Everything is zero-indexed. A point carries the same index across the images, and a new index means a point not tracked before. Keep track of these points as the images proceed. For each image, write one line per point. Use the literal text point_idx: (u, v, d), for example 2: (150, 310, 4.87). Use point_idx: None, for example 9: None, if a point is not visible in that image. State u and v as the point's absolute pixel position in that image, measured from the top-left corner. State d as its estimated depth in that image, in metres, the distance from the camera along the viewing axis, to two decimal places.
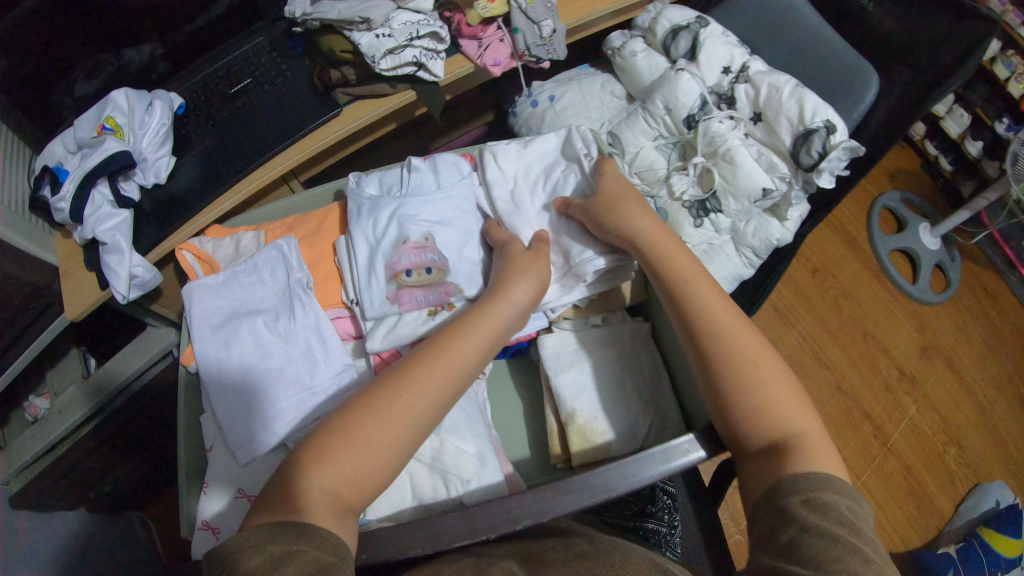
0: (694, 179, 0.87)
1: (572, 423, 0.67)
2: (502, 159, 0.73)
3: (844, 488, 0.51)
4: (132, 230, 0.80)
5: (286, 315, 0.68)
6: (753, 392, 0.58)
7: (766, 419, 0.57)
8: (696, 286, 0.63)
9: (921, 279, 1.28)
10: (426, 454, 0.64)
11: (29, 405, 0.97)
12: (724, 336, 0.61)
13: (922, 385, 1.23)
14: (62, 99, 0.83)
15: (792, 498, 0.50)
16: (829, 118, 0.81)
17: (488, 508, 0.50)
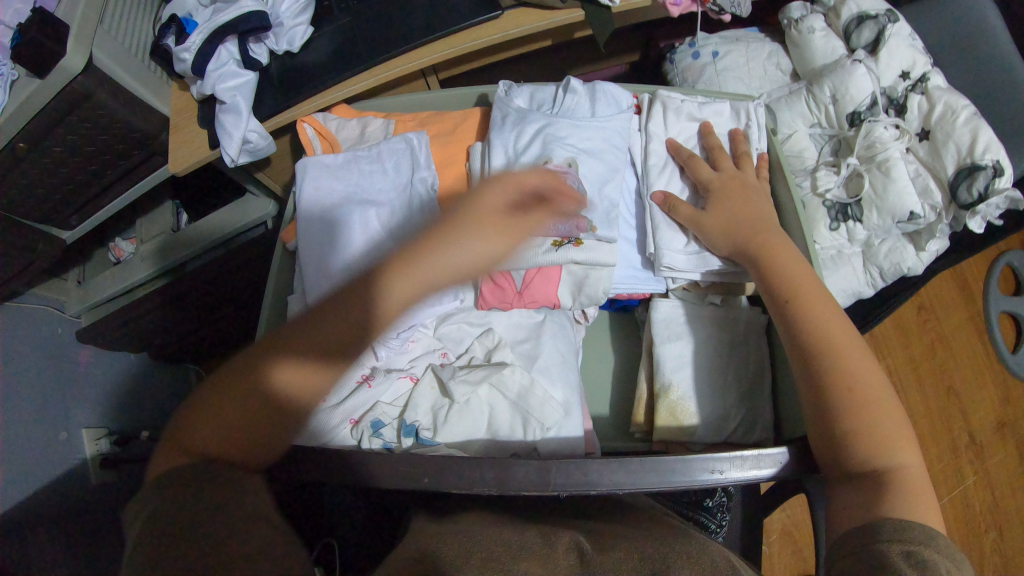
0: (842, 181, 0.81)
1: (667, 397, 0.63)
2: (670, 117, 0.68)
3: (951, 548, 0.44)
4: (252, 94, 0.77)
5: (402, 213, 0.63)
6: (859, 414, 0.51)
7: (867, 449, 0.50)
8: (800, 287, 0.56)
9: (1022, 351, 1.19)
10: (513, 391, 0.60)
11: (116, 246, 1.08)
12: (841, 352, 0.53)
13: (987, 461, 1.16)
14: None
15: (891, 546, 0.44)
16: (1001, 159, 0.74)
17: (562, 463, 0.46)
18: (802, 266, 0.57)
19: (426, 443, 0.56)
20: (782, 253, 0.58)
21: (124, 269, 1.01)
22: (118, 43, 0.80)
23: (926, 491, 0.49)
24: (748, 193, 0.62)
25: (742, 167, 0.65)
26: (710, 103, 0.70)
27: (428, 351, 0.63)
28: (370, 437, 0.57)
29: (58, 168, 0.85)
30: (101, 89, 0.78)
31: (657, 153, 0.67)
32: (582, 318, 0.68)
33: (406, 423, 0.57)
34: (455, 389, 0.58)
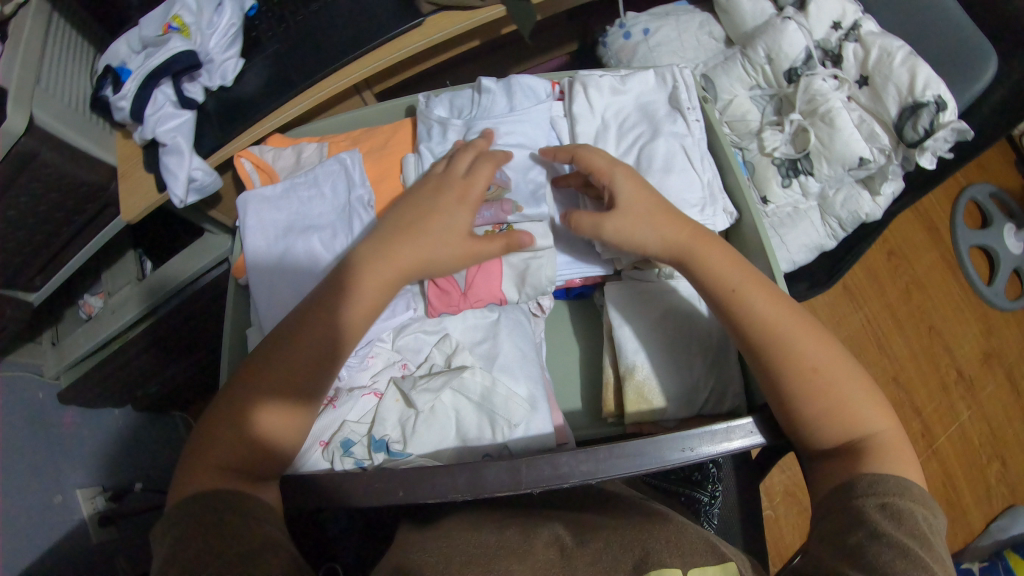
0: (788, 137, 0.83)
1: (633, 381, 0.64)
2: (593, 94, 0.68)
3: (920, 494, 0.47)
4: (193, 134, 0.77)
5: (344, 234, 0.64)
6: (810, 385, 0.51)
7: (834, 419, 0.51)
8: (739, 276, 0.55)
9: (997, 282, 1.20)
10: (476, 392, 0.60)
11: (86, 303, 1.08)
12: (770, 326, 0.53)
13: (979, 395, 1.17)
14: None
15: (867, 501, 0.46)
16: (942, 94, 0.73)
17: (534, 461, 0.46)
18: (712, 244, 0.57)
19: (397, 456, 0.57)
20: (695, 235, 0.57)
21: (94, 326, 1.00)
22: (55, 99, 0.80)
23: (897, 447, 0.51)
24: (677, 160, 0.65)
25: (661, 136, 0.66)
26: (633, 74, 0.70)
27: (390, 365, 0.63)
28: (341, 457, 0.58)
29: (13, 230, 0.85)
30: (46, 148, 0.78)
31: (586, 135, 0.67)
32: (539, 311, 0.68)
33: (373, 438, 0.57)
34: (418, 398, 0.59)
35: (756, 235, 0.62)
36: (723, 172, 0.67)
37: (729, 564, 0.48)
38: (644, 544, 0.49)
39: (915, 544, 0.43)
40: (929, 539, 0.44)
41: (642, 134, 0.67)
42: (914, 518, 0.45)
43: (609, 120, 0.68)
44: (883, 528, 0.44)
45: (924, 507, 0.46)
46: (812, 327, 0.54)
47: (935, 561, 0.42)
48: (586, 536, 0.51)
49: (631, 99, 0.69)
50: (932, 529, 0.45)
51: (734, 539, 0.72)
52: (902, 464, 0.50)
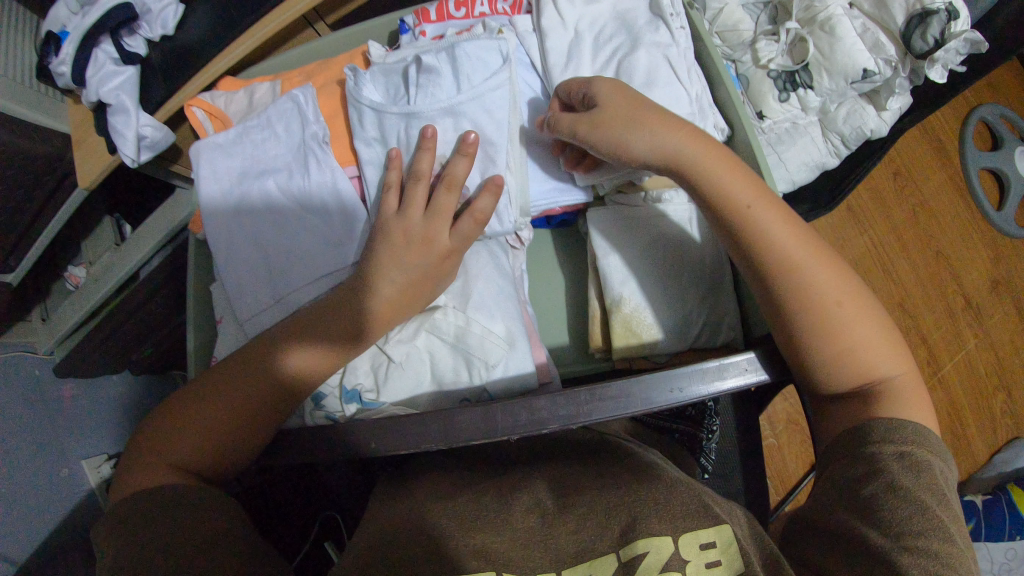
0: (784, 48, 0.76)
1: (621, 314, 0.61)
2: (564, 5, 0.62)
3: (937, 445, 0.46)
4: (139, 90, 0.72)
5: (300, 174, 0.60)
6: (821, 311, 0.48)
7: (848, 364, 0.48)
8: (756, 202, 0.50)
9: (1007, 207, 1.15)
10: (450, 333, 0.58)
11: (70, 274, 1.06)
12: (786, 259, 0.49)
13: (987, 325, 1.13)
14: None
15: (884, 450, 0.45)
16: (954, 0, 0.66)
17: (509, 406, 0.43)
18: (729, 167, 0.51)
19: (370, 406, 0.55)
20: (714, 158, 0.51)
21: (79, 295, 0.97)
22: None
23: (913, 391, 0.49)
24: (659, 71, 0.59)
25: (639, 50, 0.60)
26: None
27: None
28: (314, 410, 0.55)
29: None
30: None
31: (558, 46, 0.61)
32: (518, 243, 0.65)
33: (345, 389, 0.55)
34: (389, 347, 0.57)
35: (749, 149, 0.57)
36: (714, 85, 0.61)
37: (725, 524, 0.46)
38: (637, 506, 0.47)
39: (932, 497, 0.42)
40: (943, 490, 0.43)
41: (614, 53, 0.61)
42: (932, 469, 0.44)
43: (582, 34, 0.62)
44: (900, 481, 0.43)
45: (942, 458, 0.45)
46: (826, 257, 0.51)
47: (942, 506, 0.42)
48: (574, 497, 0.49)
49: (606, 8, 0.63)
50: (947, 480, 0.44)
51: (734, 473, 0.70)
52: (910, 404, 0.48)
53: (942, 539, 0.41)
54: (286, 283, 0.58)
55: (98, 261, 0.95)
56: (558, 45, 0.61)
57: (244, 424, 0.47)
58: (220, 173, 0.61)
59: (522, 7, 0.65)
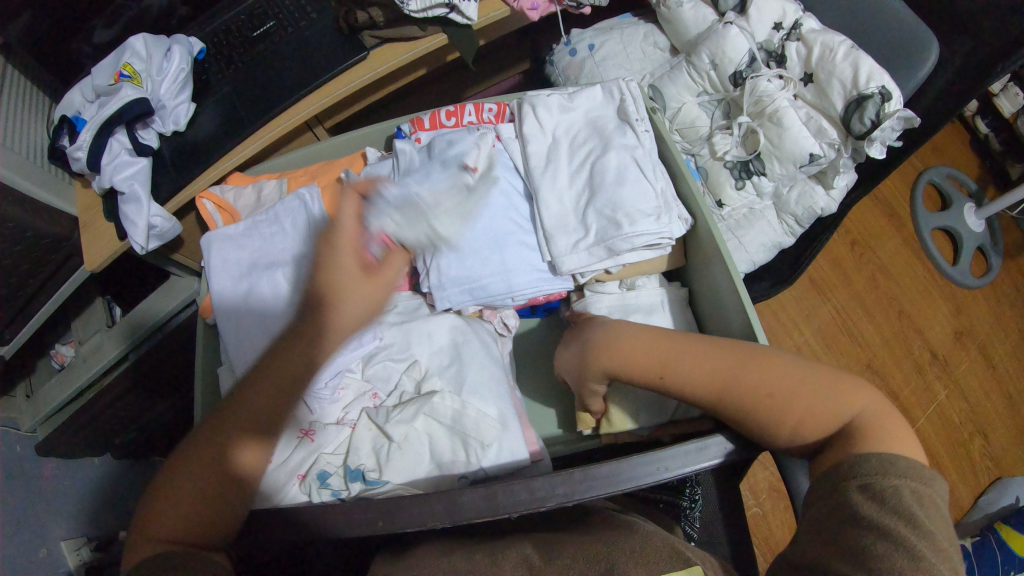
0: (738, 140, 0.85)
1: (608, 398, 0.68)
2: (543, 113, 0.70)
3: (915, 468, 0.46)
4: (150, 179, 0.77)
5: (306, 267, 0.66)
6: (758, 401, 0.52)
7: (812, 423, 0.51)
8: (673, 358, 0.58)
9: (962, 262, 1.24)
10: (447, 416, 0.61)
11: (56, 352, 1.07)
12: (725, 388, 0.54)
13: (954, 374, 1.20)
14: (81, 46, 0.87)
15: (850, 484, 0.46)
16: (885, 83, 0.76)
17: (509, 487, 0.45)
18: (644, 335, 0.62)
19: (373, 485, 0.58)
20: (635, 336, 0.62)
21: (65, 376, 1.00)
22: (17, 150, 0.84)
23: (886, 418, 0.51)
24: (629, 166, 0.67)
25: (609, 151, 0.68)
26: (580, 91, 0.72)
27: (360, 395, 0.65)
28: (319, 489, 0.59)
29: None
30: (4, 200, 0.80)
31: (540, 146, 0.69)
32: (505, 331, 0.73)
33: (350, 468, 0.59)
34: (392, 429, 0.60)
35: (713, 239, 0.66)
36: (677, 179, 0.70)
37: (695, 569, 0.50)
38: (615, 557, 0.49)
39: (908, 531, 0.42)
40: (920, 521, 0.43)
41: (585, 156, 0.69)
42: (902, 496, 0.44)
43: (560, 137, 0.70)
44: (863, 512, 0.43)
45: (920, 481, 0.46)
46: (754, 359, 0.55)
47: (918, 533, 0.42)
48: (554, 552, 0.51)
49: (581, 115, 0.71)
50: (923, 504, 0.44)
51: (720, 544, 0.72)
52: (875, 437, 0.49)
53: (909, 559, 0.41)
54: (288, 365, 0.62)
55: (89, 342, 1.00)
56: (541, 147, 0.69)
57: (218, 481, 0.48)
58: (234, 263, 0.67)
59: (505, 114, 0.73)
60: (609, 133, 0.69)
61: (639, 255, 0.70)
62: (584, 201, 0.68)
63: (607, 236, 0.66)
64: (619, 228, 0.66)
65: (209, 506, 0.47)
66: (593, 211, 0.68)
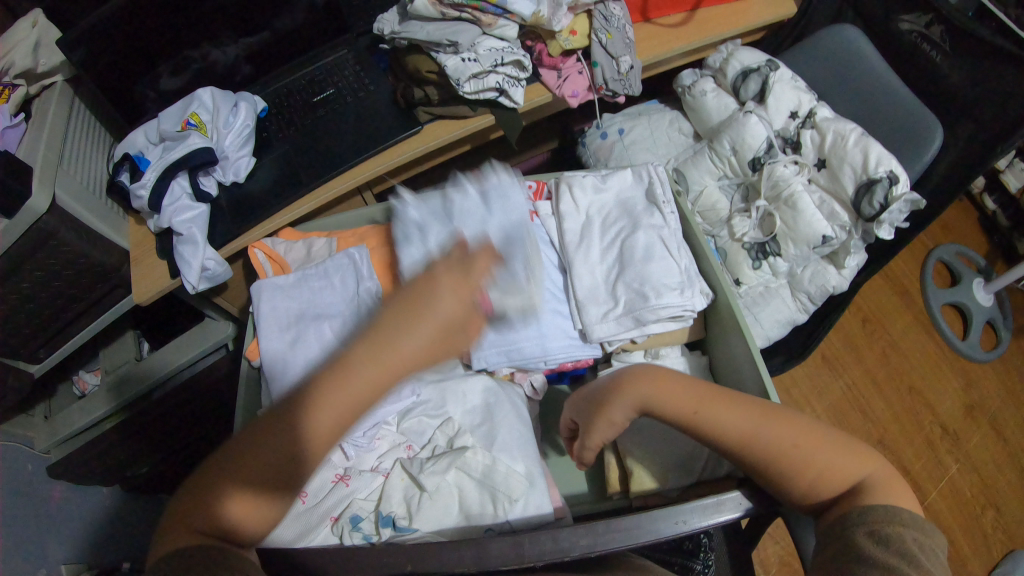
0: (755, 223, 0.90)
1: (633, 458, 0.71)
2: (578, 192, 0.78)
3: (916, 521, 0.49)
4: (207, 223, 0.82)
5: (352, 320, 0.71)
6: (785, 461, 0.54)
7: (830, 482, 0.54)
8: (707, 409, 0.58)
9: (972, 337, 1.26)
10: (478, 470, 0.66)
11: (80, 379, 1.17)
12: (753, 442, 0.55)
13: (965, 447, 1.20)
14: (145, 91, 0.92)
15: (857, 530, 0.49)
16: (893, 169, 0.81)
17: (537, 535, 0.47)
18: (677, 382, 0.60)
19: (403, 531, 0.63)
20: (668, 382, 0.60)
21: (91, 403, 1.09)
22: (80, 185, 0.92)
23: (895, 485, 0.54)
24: (655, 245, 0.74)
25: (638, 230, 0.75)
26: (613, 173, 0.81)
27: (395, 445, 0.70)
28: (350, 532, 0.63)
29: (25, 299, 0.92)
30: (64, 226, 0.87)
31: (574, 222, 0.77)
32: (534, 394, 0.78)
33: (381, 513, 0.63)
34: (425, 479, 0.65)
35: (732, 314, 0.71)
36: (699, 258, 0.76)
37: None
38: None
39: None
40: (924, 564, 0.45)
41: (616, 233, 0.77)
42: (907, 541, 0.47)
43: (592, 216, 0.78)
44: (885, 560, 0.45)
45: (922, 532, 0.48)
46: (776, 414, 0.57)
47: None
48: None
49: (612, 196, 0.79)
50: (930, 554, 0.47)
51: None
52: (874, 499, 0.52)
53: None
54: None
55: (117, 375, 1.10)
56: (575, 223, 0.77)
57: (261, 485, 0.44)
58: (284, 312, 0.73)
59: (542, 191, 0.82)
60: (636, 213, 0.76)
61: (662, 326, 0.75)
62: (613, 275, 0.75)
63: (633, 307, 0.72)
64: (646, 301, 0.71)
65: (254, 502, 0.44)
66: (621, 284, 0.74)
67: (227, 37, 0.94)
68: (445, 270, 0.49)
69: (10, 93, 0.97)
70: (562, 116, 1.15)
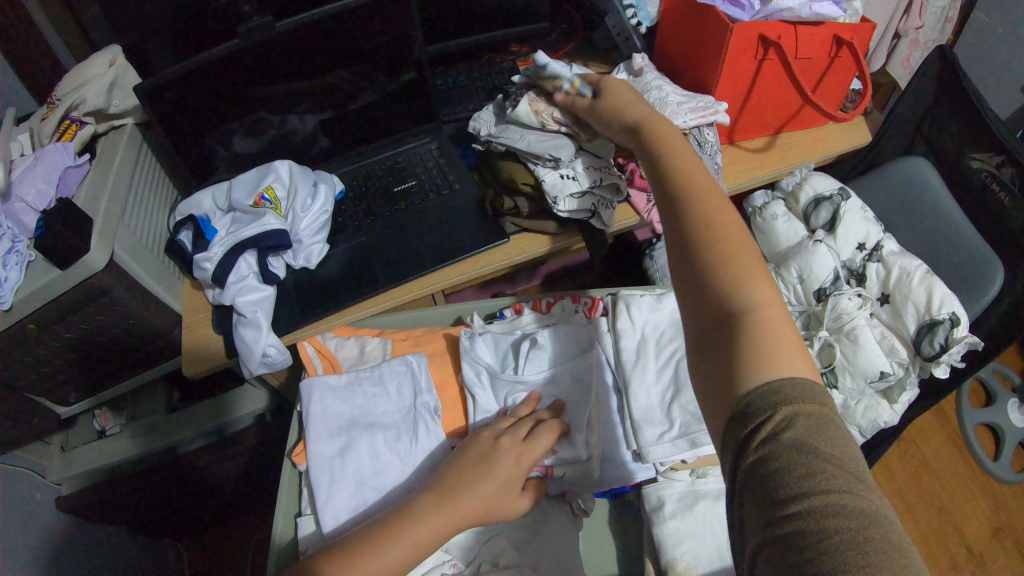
0: (815, 353, 0.88)
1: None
2: (635, 312, 0.80)
3: (800, 395, 0.46)
4: (272, 306, 0.81)
5: (408, 436, 0.73)
6: (716, 268, 0.54)
7: (754, 332, 0.50)
8: (710, 207, 0.58)
9: (1004, 458, 1.26)
10: None
11: (99, 417, 1.13)
12: (718, 239, 0.56)
13: (992, 572, 1.18)
14: (216, 148, 0.92)
15: (750, 383, 0.47)
16: (956, 311, 0.83)
17: None
18: (698, 181, 0.61)
19: None
20: (688, 170, 0.61)
21: (113, 445, 1.10)
22: (137, 239, 0.92)
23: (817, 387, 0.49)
24: None
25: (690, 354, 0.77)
26: (666, 294, 0.83)
27: (440, 563, 0.72)
28: None
29: (68, 347, 0.90)
30: (118, 282, 0.87)
31: (629, 339, 0.79)
32: (582, 512, 0.79)
33: None
34: None
35: None
36: None
37: None
38: None
39: (805, 446, 0.43)
40: (816, 447, 0.43)
41: (668, 357, 0.78)
42: (792, 409, 0.45)
43: (649, 335, 0.79)
44: (786, 442, 0.44)
45: (810, 414, 0.45)
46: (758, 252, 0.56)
47: (835, 468, 0.42)
48: None
49: (667, 316, 0.81)
50: (818, 435, 0.44)
51: None
52: (772, 354, 0.49)
53: (805, 471, 0.42)
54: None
55: (144, 422, 1.11)
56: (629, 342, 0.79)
57: None
58: (337, 414, 0.74)
59: (599, 307, 0.86)
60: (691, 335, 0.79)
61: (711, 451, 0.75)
62: (669, 397, 0.75)
63: (692, 429, 0.73)
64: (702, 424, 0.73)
65: None
66: (677, 407, 0.74)
67: (306, 109, 0.94)
68: (478, 450, 0.66)
69: (79, 131, 0.98)
70: None
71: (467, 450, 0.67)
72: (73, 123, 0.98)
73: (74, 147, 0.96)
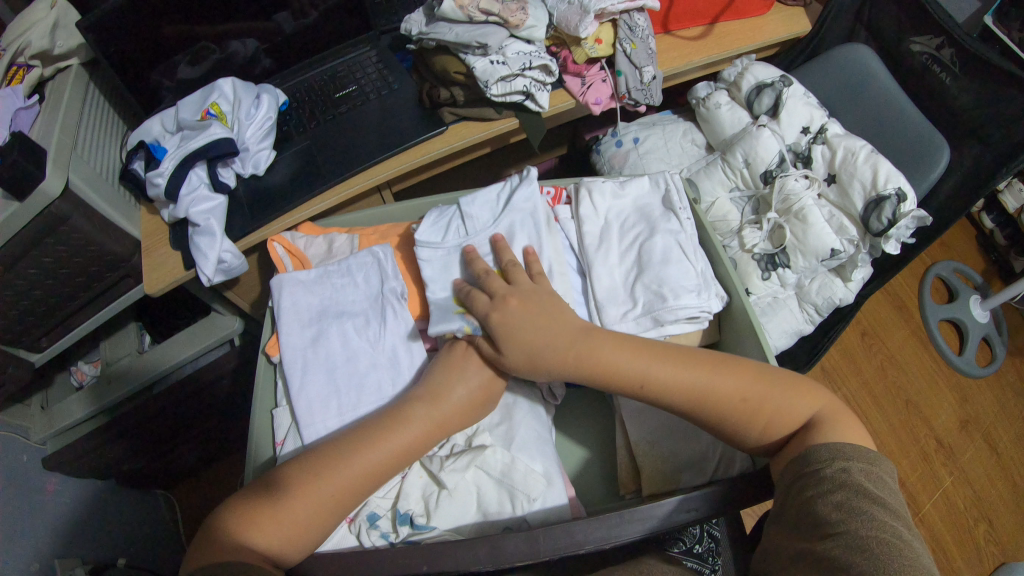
0: (766, 234, 0.91)
1: (645, 455, 0.74)
2: (597, 198, 0.81)
3: (856, 451, 0.54)
4: (225, 215, 0.82)
5: (376, 322, 0.74)
6: (710, 404, 0.62)
7: (763, 422, 0.61)
8: (639, 364, 0.63)
9: (967, 352, 1.30)
10: (497, 470, 0.69)
11: (78, 370, 1.16)
12: (673, 390, 0.63)
13: (960, 461, 1.22)
14: (161, 78, 0.91)
15: (809, 465, 0.54)
16: (902, 187, 0.83)
17: (551, 532, 0.49)
18: (625, 345, 0.64)
19: (422, 528, 0.65)
20: (596, 334, 0.65)
21: (89, 394, 1.09)
22: (93, 170, 0.92)
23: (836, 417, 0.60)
24: (670, 250, 0.76)
25: (654, 234, 0.77)
26: (630, 180, 0.83)
27: None
28: (368, 530, 0.67)
29: (33, 286, 0.91)
30: (76, 210, 0.87)
31: (593, 224, 0.79)
32: (553, 398, 0.78)
33: (400, 511, 0.67)
34: (445, 478, 0.68)
35: (745, 315, 0.73)
36: (714, 262, 0.79)
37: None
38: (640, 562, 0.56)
39: (865, 501, 0.49)
40: (874, 493, 0.50)
41: (629, 239, 0.78)
42: (852, 475, 0.51)
43: (611, 218, 0.80)
44: (841, 496, 0.49)
45: (863, 462, 0.53)
46: (694, 362, 0.64)
47: (880, 507, 0.48)
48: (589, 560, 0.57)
49: (629, 202, 0.82)
50: (873, 483, 0.51)
51: None
52: (778, 424, 0.61)
53: (865, 521, 0.47)
54: (352, 407, 0.70)
55: (116, 367, 1.11)
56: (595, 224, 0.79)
57: (329, 506, 0.58)
58: (305, 304, 0.76)
59: (561, 197, 0.85)
60: (650, 214, 0.80)
61: (679, 328, 0.75)
62: (630, 277, 0.76)
63: (652, 307, 0.73)
64: (664, 301, 0.73)
65: (315, 516, 0.58)
66: (640, 286, 0.75)
67: (248, 29, 0.94)
68: (450, 354, 0.69)
69: (26, 75, 0.97)
70: (574, 124, 1.18)
71: (439, 359, 0.69)
72: (21, 68, 0.98)
73: (24, 89, 0.96)
